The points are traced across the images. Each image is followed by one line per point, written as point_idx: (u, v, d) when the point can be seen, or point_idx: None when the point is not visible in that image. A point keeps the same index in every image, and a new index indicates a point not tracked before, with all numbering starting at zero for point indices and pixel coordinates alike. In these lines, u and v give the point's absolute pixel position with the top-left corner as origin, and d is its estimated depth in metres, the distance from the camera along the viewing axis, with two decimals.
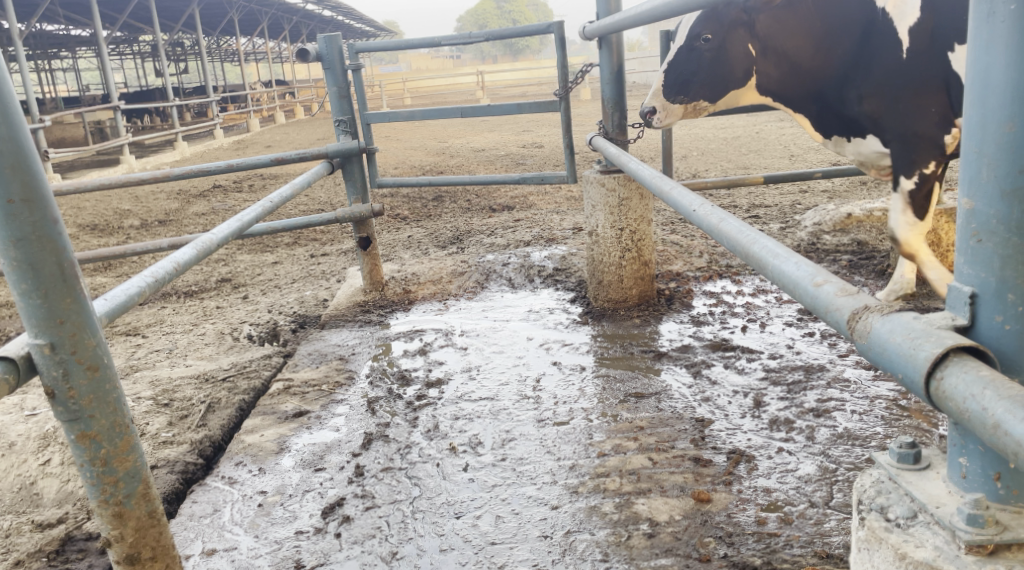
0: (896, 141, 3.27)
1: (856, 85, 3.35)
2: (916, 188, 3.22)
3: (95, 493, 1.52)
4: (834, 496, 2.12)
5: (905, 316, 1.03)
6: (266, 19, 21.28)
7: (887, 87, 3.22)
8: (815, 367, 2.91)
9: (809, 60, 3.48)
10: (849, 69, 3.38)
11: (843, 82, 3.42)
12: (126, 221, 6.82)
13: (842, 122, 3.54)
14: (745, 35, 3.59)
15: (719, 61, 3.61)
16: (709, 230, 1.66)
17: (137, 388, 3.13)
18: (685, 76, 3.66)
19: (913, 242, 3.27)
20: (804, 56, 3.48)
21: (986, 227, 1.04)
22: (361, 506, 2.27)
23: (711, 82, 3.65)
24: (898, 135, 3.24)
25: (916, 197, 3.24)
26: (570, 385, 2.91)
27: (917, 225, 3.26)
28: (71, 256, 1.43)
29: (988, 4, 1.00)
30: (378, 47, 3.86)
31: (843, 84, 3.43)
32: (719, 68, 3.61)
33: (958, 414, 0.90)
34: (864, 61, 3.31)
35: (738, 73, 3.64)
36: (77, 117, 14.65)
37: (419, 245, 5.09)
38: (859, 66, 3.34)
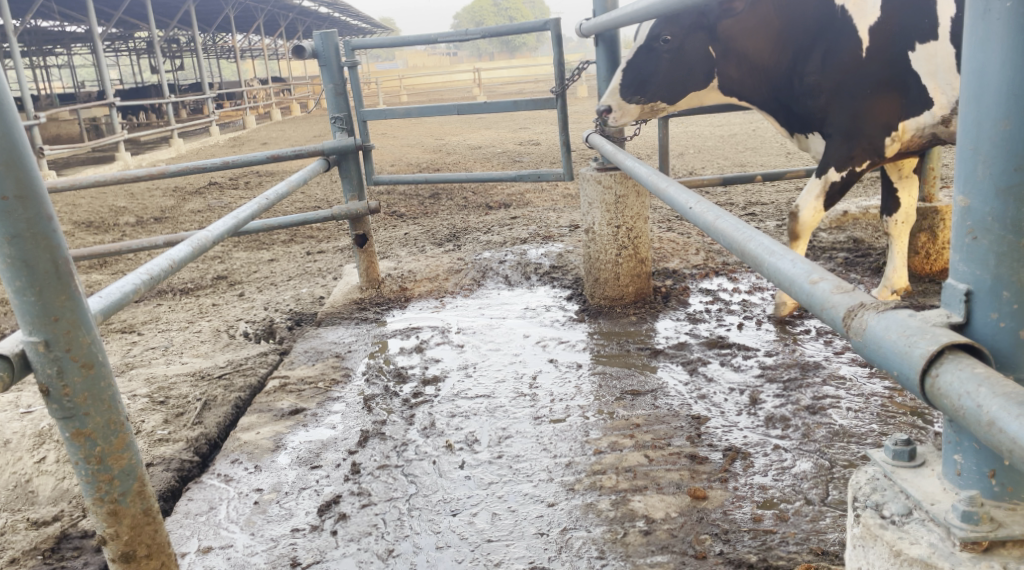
0: (837, 135, 3.27)
1: (809, 79, 3.34)
2: (839, 181, 3.27)
3: (91, 490, 1.52)
4: (829, 494, 2.13)
5: (900, 313, 1.03)
6: (262, 16, 21.23)
7: (841, 83, 3.23)
8: (811, 364, 2.92)
9: (771, 61, 3.49)
10: (804, 66, 3.36)
11: (796, 79, 3.41)
12: (122, 218, 6.80)
13: (799, 119, 3.57)
14: (705, 36, 3.59)
15: (677, 63, 3.62)
16: (706, 226, 1.66)
17: (133, 385, 3.12)
18: (643, 76, 3.64)
19: (804, 225, 3.34)
20: (767, 56, 3.49)
21: (981, 225, 1.04)
22: (357, 503, 2.27)
23: (668, 83, 3.64)
24: (842, 131, 3.25)
25: (836, 189, 3.30)
26: (567, 382, 2.92)
27: (820, 212, 3.33)
28: (65, 252, 1.43)
29: (983, 1, 0.99)
30: (373, 44, 3.84)
31: (797, 80, 3.41)
32: (677, 70, 3.62)
33: (953, 411, 0.91)
34: (820, 56, 3.29)
35: (696, 75, 3.65)
36: (72, 113, 14.61)
37: (416, 242, 5.09)
38: (814, 60, 3.31)
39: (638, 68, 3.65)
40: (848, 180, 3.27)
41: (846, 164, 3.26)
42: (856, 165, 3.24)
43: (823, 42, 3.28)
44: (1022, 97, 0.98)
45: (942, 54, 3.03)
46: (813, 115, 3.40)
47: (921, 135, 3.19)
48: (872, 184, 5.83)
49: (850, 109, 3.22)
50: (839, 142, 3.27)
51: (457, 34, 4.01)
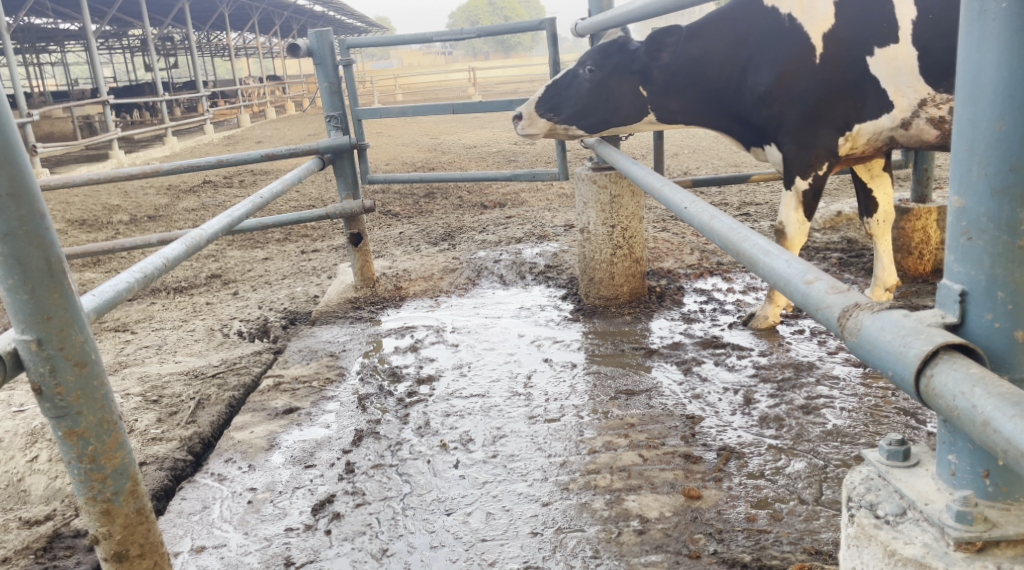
0: (792, 141, 3.29)
1: (757, 88, 3.32)
2: (806, 188, 3.33)
3: (83, 490, 1.51)
4: (824, 493, 2.13)
5: (895, 313, 1.03)
6: (256, 14, 21.17)
7: (790, 89, 3.21)
8: (805, 364, 2.92)
9: (714, 83, 3.54)
10: (749, 76, 3.36)
11: (744, 91, 3.41)
12: (115, 216, 6.77)
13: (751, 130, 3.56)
14: (633, 76, 3.69)
15: (602, 98, 3.73)
16: (701, 227, 1.66)
17: (126, 384, 3.11)
18: (560, 98, 3.76)
19: (793, 239, 3.42)
20: (709, 79, 3.55)
21: (976, 225, 1.04)
22: (351, 503, 2.26)
23: (582, 109, 3.74)
24: (796, 137, 3.28)
25: (809, 197, 3.34)
26: (561, 381, 2.92)
27: (805, 224, 3.38)
28: (58, 250, 1.42)
29: (979, 2, 0.99)
30: (367, 42, 3.83)
31: (744, 93, 3.42)
32: (597, 99, 3.72)
33: (947, 412, 0.91)
34: (766, 67, 3.26)
35: (623, 110, 3.75)
36: (65, 110, 14.56)
37: (410, 242, 5.08)
38: (761, 70, 3.29)
39: (557, 91, 3.77)
40: (817, 185, 3.33)
41: (808, 171, 3.31)
42: (817, 169, 3.29)
43: (765, 51, 3.28)
44: (1017, 98, 0.98)
45: (902, 56, 3.04)
46: (766, 123, 3.37)
47: (880, 137, 3.21)
48: None
49: (802, 113, 3.22)
50: (794, 148, 3.30)
51: (452, 33, 3.99)
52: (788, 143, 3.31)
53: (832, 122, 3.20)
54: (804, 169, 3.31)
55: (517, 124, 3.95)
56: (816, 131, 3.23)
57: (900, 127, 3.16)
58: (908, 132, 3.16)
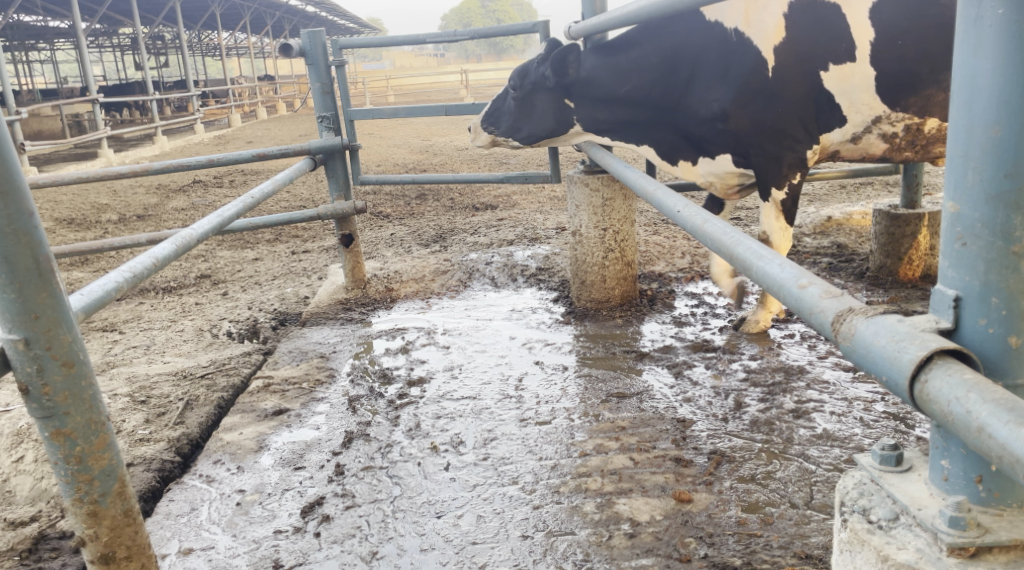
0: (762, 157, 3.40)
1: (706, 100, 3.43)
2: (785, 199, 3.42)
3: (69, 491, 1.50)
4: (814, 497, 2.14)
5: (889, 318, 1.02)
6: (247, 14, 21.10)
7: (750, 106, 3.31)
8: (795, 368, 2.92)
9: (641, 94, 3.68)
10: (696, 92, 3.49)
11: (689, 104, 3.54)
12: (103, 216, 6.72)
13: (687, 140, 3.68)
14: (551, 93, 3.89)
15: (527, 113, 4.00)
16: (693, 230, 1.66)
17: (114, 384, 3.09)
18: (498, 112, 4.10)
19: (780, 247, 3.48)
20: (633, 90, 3.69)
21: (971, 231, 1.04)
22: (341, 505, 2.25)
23: (512, 122, 4.05)
24: (767, 153, 3.38)
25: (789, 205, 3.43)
26: (552, 384, 2.91)
27: (788, 231, 3.45)
28: (47, 249, 1.41)
29: (974, 8, 0.99)
30: (360, 43, 3.80)
31: (687, 104, 3.54)
32: (522, 115, 4.01)
33: (941, 417, 0.91)
34: (720, 84, 3.37)
35: (549, 124, 3.96)
36: (54, 108, 14.46)
37: (402, 243, 5.06)
38: (715, 87, 3.39)
39: (498, 106, 4.10)
40: (794, 193, 3.43)
41: (782, 181, 3.41)
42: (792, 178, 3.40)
43: (712, 67, 3.41)
44: (1012, 104, 0.98)
45: (858, 76, 3.25)
46: (720, 136, 3.46)
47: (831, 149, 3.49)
48: (856, 190, 5.87)
49: (765, 128, 3.33)
50: (764, 162, 3.40)
51: (444, 34, 3.98)
52: (757, 157, 3.41)
53: (798, 134, 3.34)
54: (778, 179, 3.40)
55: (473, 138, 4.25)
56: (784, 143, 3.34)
57: (850, 141, 3.45)
58: (856, 145, 3.46)
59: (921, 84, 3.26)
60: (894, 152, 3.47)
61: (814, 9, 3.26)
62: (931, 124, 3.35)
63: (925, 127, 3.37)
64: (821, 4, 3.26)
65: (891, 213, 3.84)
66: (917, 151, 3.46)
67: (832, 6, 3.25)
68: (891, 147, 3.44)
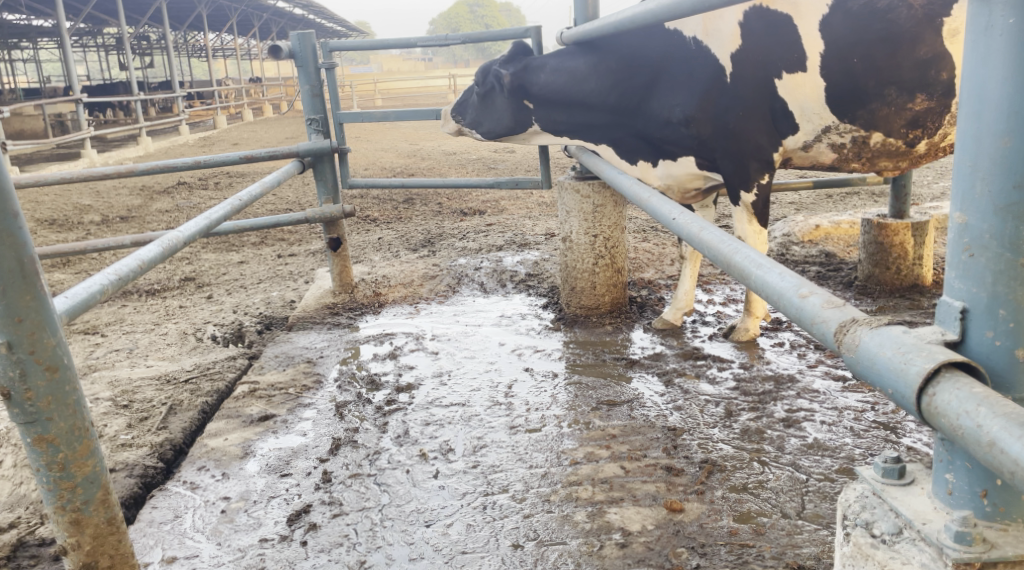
0: (728, 162, 3.41)
1: (669, 106, 3.46)
2: (754, 201, 3.41)
3: (52, 498, 1.46)
4: (806, 507, 2.13)
5: (894, 329, 1.01)
6: (234, 15, 21.02)
7: (712, 110, 3.36)
8: (785, 377, 2.92)
9: (598, 98, 3.67)
10: (657, 97, 3.53)
11: (649, 109, 3.57)
12: (85, 217, 6.65)
13: (646, 143, 3.68)
14: (509, 94, 3.88)
15: (487, 110, 3.99)
16: (690, 238, 1.65)
17: (96, 388, 3.04)
18: (463, 104, 4.08)
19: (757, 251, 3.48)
20: (591, 94, 3.68)
21: (979, 243, 1.03)
22: (328, 513, 2.22)
23: (476, 120, 4.05)
24: (733, 157, 3.39)
25: (759, 208, 3.43)
26: (543, 391, 2.89)
27: (762, 232, 3.46)
28: (32, 251, 1.38)
29: (984, 17, 0.98)
30: (352, 46, 3.75)
31: (648, 110, 3.57)
32: (484, 113, 4.00)
33: (951, 432, 0.89)
34: (684, 89, 3.41)
35: (507, 121, 3.96)
36: (37, 107, 14.33)
37: (389, 247, 5.03)
38: (678, 92, 3.43)
39: (464, 98, 4.09)
40: (763, 196, 3.42)
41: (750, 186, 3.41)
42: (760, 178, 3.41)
43: (676, 73, 3.46)
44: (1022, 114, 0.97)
45: (809, 85, 3.30)
46: (683, 140, 3.48)
47: (785, 155, 3.55)
48: (843, 199, 5.89)
49: (728, 132, 3.36)
50: (733, 166, 3.41)
51: (436, 38, 3.93)
52: (723, 160, 3.42)
53: (758, 135, 3.36)
54: (747, 183, 3.41)
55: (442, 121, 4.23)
56: (745, 148, 3.36)
57: (801, 149, 3.52)
58: (807, 154, 3.53)
59: (866, 97, 3.31)
60: (842, 163, 3.55)
61: (768, 17, 3.32)
62: (877, 138, 3.40)
63: (871, 140, 3.42)
64: (772, 12, 3.31)
65: (880, 221, 3.86)
66: (863, 163, 3.53)
67: (783, 15, 3.30)
68: (839, 157, 3.52)
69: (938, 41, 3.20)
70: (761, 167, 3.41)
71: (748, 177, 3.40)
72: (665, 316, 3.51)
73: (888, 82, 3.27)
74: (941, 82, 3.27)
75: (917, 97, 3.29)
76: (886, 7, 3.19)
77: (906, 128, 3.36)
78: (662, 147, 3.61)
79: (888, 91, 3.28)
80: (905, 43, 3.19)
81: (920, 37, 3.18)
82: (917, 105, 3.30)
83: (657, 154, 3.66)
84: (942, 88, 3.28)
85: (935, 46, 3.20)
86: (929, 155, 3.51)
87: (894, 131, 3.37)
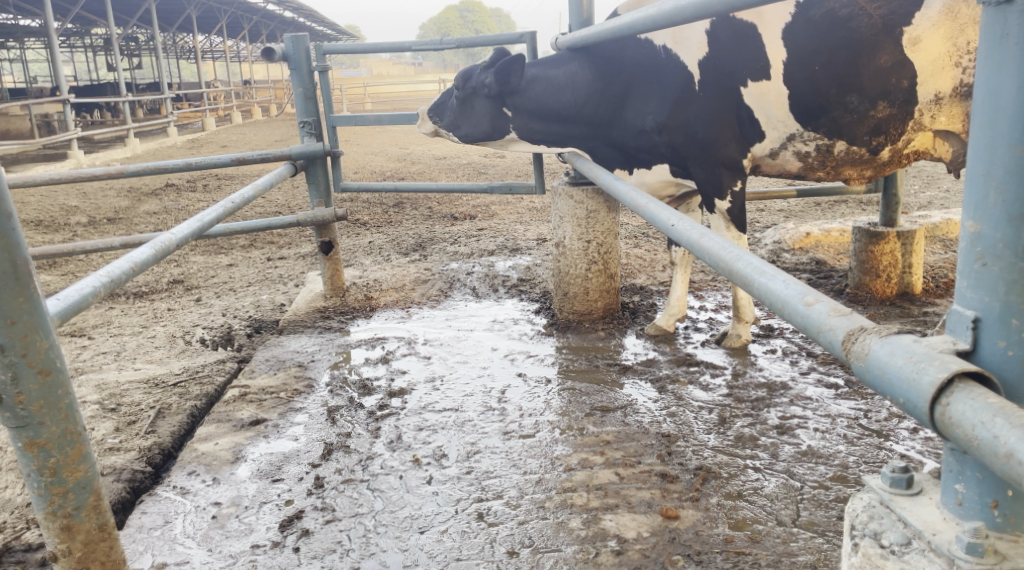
0: (700, 169, 3.46)
1: (644, 116, 3.51)
2: (729, 207, 3.44)
3: (42, 505, 1.44)
4: (801, 515, 2.12)
5: (905, 338, 1.01)
6: (223, 16, 20.95)
7: (683, 117, 3.39)
8: (777, 384, 2.92)
9: (576, 109, 3.72)
10: (631, 106, 3.57)
11: (625, 118, 3.60)
12: (72, 218, 6.60)
13: (622, 152, 3.75)
14: (489, 99, 3.94)
15: (465, 114, 4.04)
16: (690, 245, 1.64)
17: (83, 391, 3.01)
18: (441, 106, 4.12)
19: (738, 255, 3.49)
20: (569, 105, 3.72)
21: (992, 252, 1.03)
22: (321, 519, 2.20)
23: (455, 123, 4.09)
24: (705, 165, 3.44)
25: (737, 213, 3.46)
26: (535, 397, 2.88)
27: (742, 238, 3.48)
28: (25, 252, 1.35)
29: (999, 25, 0.98)
30: (344, 50, 3.73)
31: (623, 118, 3.61)
32: (462, 116, 4.05)
33: (965, 442, 0.89)
34: (656, 98, 3.45)
35: (484, 126, 4.02)
36: (24, 107, 14.22)
37: (380, 251, 5.01)
38: (651, 100, 3.48)
39: (442, 100, 4.13)
40: (740, 201, 3.44)
41: (726, 192, 3.44)
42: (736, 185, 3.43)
43: (648, 82, 3.50)
44: None
45: (772, 93, 3.28)
46: (657, 148, 3.54)
47: (753, 162, 3.54)
48: (833, 207, 5.92)
49: (698, 141, 3.39)
50: (704, 173, 3.45)
51: (430, 43, 3.90)
52: (696, 168, 3.47)
53: (729, 145, 3.39)
54: (720, 191, 3.44)
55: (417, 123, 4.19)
56: (718, 156, 3.40)
57: (768, 157, 3.50)
58: (773, 161, 3.52)
59: (829, 106, 3.27)
60: (808, 171, 3.54)
61: (735, 26, 3.31)
62: (840, 146, 3.37)
63: (835, 149, 3.39)
64: (739, 20, 3.30)
65: (870, 230, 3.88)
66: (829, 171, 3.53)
67: (748, 24, 3.29)
68: (804, 165, 3.50)
69: (899, 51, 3.15)
70: (733, 174, 3.43)
71: (721, 184, 3.44)
72: (656, 323, 3.50)
73: (850, 89, 3.22)
74: (902, 90, 3.22)
75: (879, 104, 3.23)
76: (848, 14, 3.16)
77: (871, 134, 3.31)
78: (637, 156, 3.68)
79: (850, 98, 3.23)
80: (865, 51, 3.15)
81: (880, 46, 3.14)
82: (880, 112, 3.25)
83: (634, 164, 3.73)
84: (903, 96, 3.23)
85: (896, 54, 3.15)
86: (894, 164, 3.45)
87: (857, 138, 3.32)
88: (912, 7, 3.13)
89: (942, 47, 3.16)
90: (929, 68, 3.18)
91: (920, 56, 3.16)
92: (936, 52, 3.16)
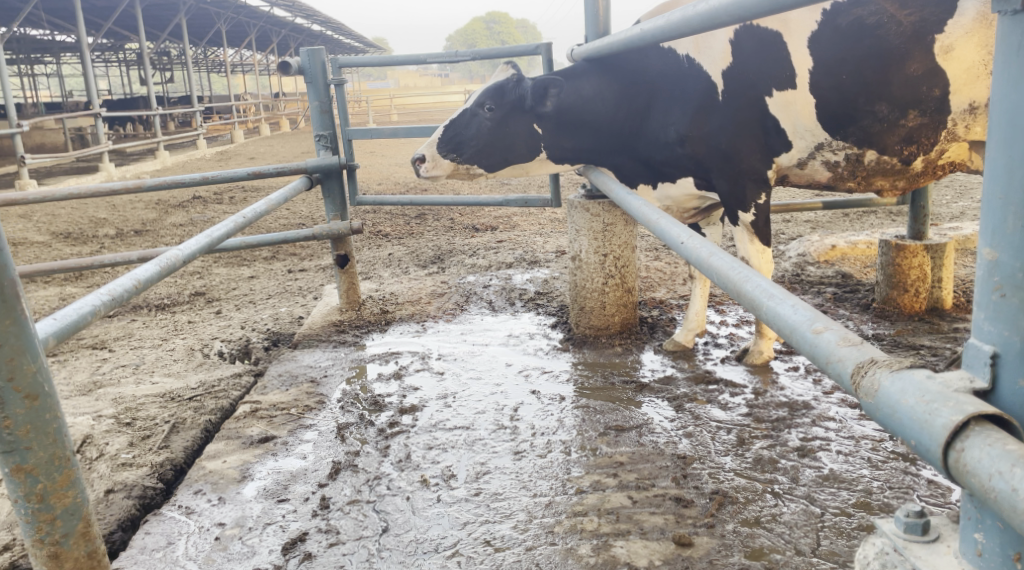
0: (724, 181, 3.41)
1: (667, 127, 3.46)
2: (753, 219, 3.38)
3: (30, 532, 1.40)
4: (821, 544, 2.03)
5: (917, 373, 0.94)
6: (254, 30, 21.20)
7: (705, 128, 3.36)
8: (799, 404, 2.82)
9: (602, 121, 3.66)
10: (654, 117, 3.52)
11: (649, 129, 3.55)
12: (101, 230, 6.67)
13: (646, 167, 3.70)
14: (528, 114, 3.81)
15: (496, 138, 3.86)
16: (699, 264, 1.57)
17: (98, 405, 2.99)
18: (461, 138, 3.87)
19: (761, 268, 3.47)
20: (598, 116, 3.66)
21: (1012, 281, 0.95)
22: (324, 542, 2.15)
23: (483, 151, 3.88)
24: (729, 176, 3.39)
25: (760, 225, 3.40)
26: (549, 415, 2.81)
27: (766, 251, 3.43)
28: (13, 273, 1.32)
29: (1019, 36, 0.91)
30: (363, 62, 3.71)
31: (647, 131, 3.56)
32: (493, 140, 3.85)
33: (981, 493, 0.82)
34: (677, 108, 3.41)
35: (519, 148, 3.89)
36: (58, 120, 14.49)
37: (399, 263, 4.99)
38: (673, 111, 3.43)
39: (456, 133, 3.89)
40: (763, 213, 3.40)
41: (750, 204, 3.40)
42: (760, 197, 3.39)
43: (670, 92, 3.46)
44: None
45: (799, 102, 3.21)
46: (680, 161, 3.48)
47: (779, 173, 3.48)
48: (859, 218, 5.79)
49: (722, 151, 3.35)
50: (728, 185, 3.41)
51: (445, 55, 3.88)
52: (719, 180, 3.42)
53: (752, 154, 3.34)
54: (744, 204, 3.39)
55: (420, 166, 4.00)
56: (741, 167, 3.35)
57: (795, 166, 3.43)
58: (802, 171, 3.44)
59: (857, 115, 3.17)
60: (837, 182, 3.43)
61: (759, 35, 3.27)
62: (870, 156, 3.26)
63: (865, 158, 3.28)
64: (763, 29, 3.26)
65: (898, 243, 3.77)
66: (860, 182, 3.40)
67: (773, 32, 3.23)
68: (834, 175, 3.40)
69: (931, 59, 2.99)
70: (757, 186, 3.38)
71: (744, 197, 3.39)
72: (675, 337, 3.43)
73: (879, 98, 3.10)
74: (934, 98, 3.06)
75: (909, 113, 3.10)
76: (875, 23, 3.03)
77: (901, 144, 3.18)
78: (662, 170, 3.62)
79: (878, 107, 3.12)
80: (895, 60, 3.02)
81: (910, 54, 3.00)
82: (910, 122, 3.12)
83: (657, 177, 3.68)
84: (935, 104, 3.07)
85: (928, 62, 3.00)
86: (928, 175, 3.32)
87: (888, 147, 3.19)
88: (946, 14, 2.95)
89: (975, 55, 2.96)
90: (962, 77, 3.01)
91: (953, 64, 2.99)
92: (969, 60, 2.98)
